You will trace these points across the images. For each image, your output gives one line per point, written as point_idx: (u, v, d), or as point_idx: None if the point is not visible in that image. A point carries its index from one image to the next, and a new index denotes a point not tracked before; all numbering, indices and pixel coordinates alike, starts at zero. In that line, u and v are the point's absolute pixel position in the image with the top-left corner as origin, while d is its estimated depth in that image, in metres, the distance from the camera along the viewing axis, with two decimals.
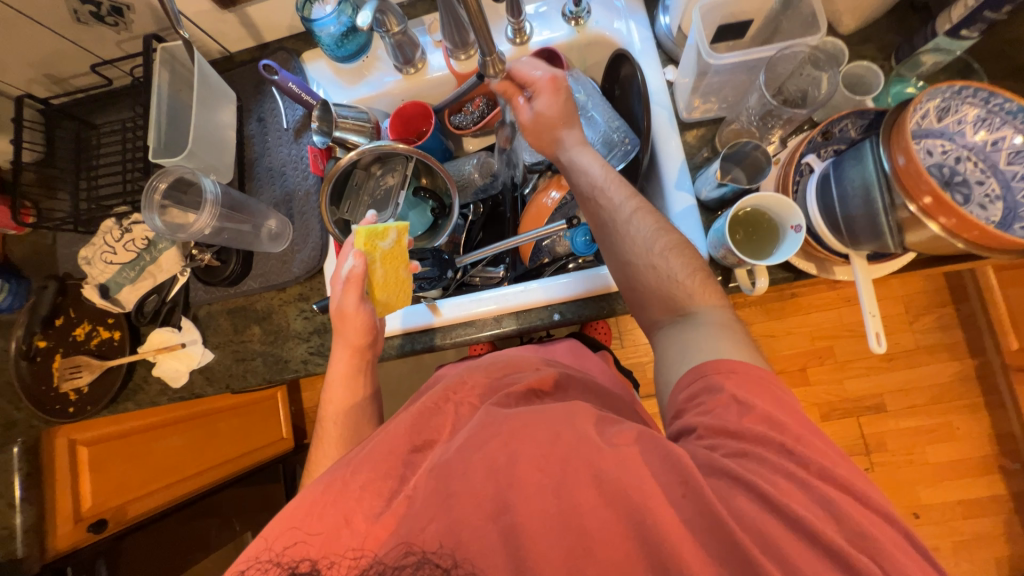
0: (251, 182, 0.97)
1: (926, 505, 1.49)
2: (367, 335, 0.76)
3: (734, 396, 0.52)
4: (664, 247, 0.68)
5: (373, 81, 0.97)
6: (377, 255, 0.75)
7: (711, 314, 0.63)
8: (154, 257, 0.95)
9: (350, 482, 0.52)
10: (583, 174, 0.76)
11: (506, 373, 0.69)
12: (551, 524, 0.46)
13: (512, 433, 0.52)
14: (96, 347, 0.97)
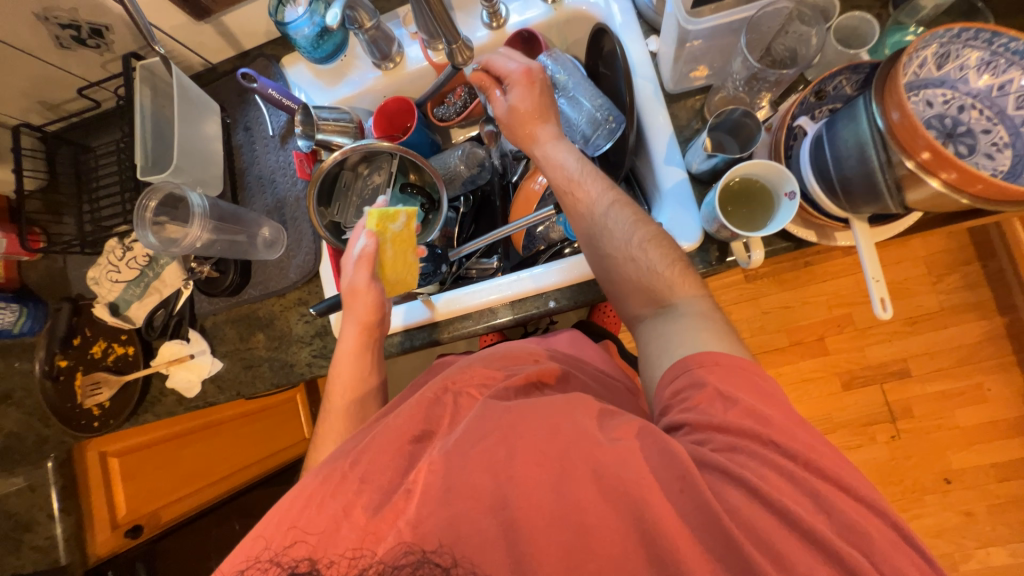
0: (243, 192, 0.99)
1: (957, 470, 1.45)
2: (377, 314, 0.77)
3: (718, 390, 0.51)
4: (642, 239, 0.67)
5: (353, 79, 0.96)
6: (388, 236, 0.76)
7: (690, 304, 0.62)
8: (157, 272, 0.98)
9: (347, 481, 0.52)
10: (559, 167, 0.74)
11: (506, 365, 0.67)
12: (552, 521, 0.46)
13: (507, 429, 0.51)
14: (113, 363, 1.00)
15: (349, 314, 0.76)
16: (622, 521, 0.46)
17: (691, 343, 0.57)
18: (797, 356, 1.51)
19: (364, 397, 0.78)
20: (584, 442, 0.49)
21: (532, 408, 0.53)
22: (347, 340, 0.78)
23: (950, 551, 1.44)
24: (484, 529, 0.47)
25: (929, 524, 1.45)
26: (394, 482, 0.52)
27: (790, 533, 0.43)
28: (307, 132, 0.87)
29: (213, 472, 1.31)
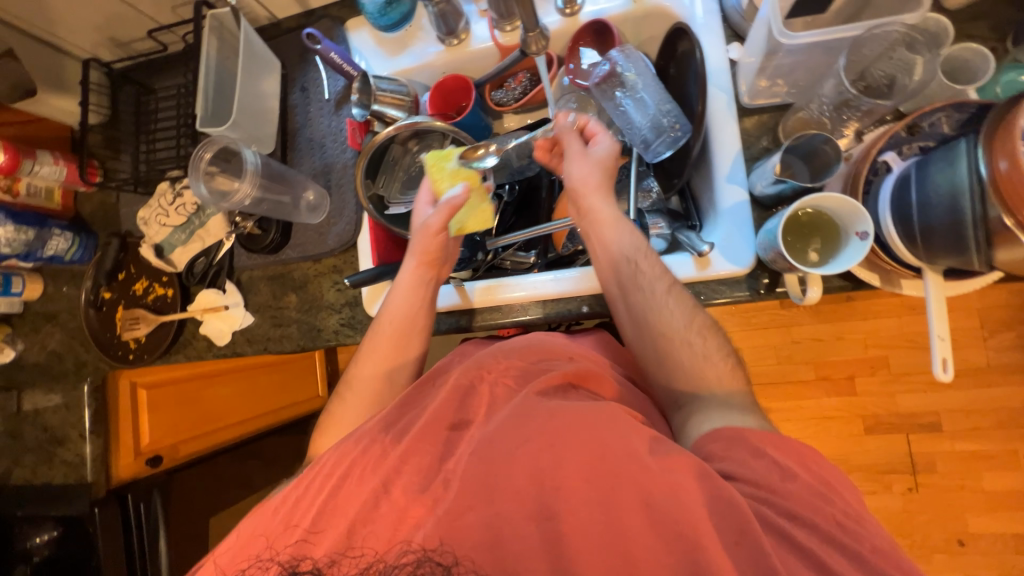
0: (292, 152, 0.99)
1: (974, 535, 1.38)
2: (442, 249, 0.79)
3: (777, 463, 0.51)
4: (700, 325, 0.66)
5: (417, 51, 0.93)
6: (472, 188, 0.80)
7: (739, 401, 0.61)
8: (202, 221, 1.00)
9: (382, 461, 0.54)
10: (624, 235, 0.72)
11: (538, 360, 0.66)
12: (595, 542, 0.46)
13: (546, 436, 0.51)
14: (153, 303, 1.04)
15: (416, 240, 0.79)
16: (654, 547, 0.45)
17: (728, 419, 0.58)
18: (824, 394, 1.45)
19: (415, 319, 0.78)
20: (627, 459, 0.48)
21: (573, 414, 0.52)
22: (406, 271, 0.79)
23: None
24: (513, 531, 0.47)
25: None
26: (426, 470, 0.53)
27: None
28: (361, 100, 0.88)
29: (227, 417, 1.33)
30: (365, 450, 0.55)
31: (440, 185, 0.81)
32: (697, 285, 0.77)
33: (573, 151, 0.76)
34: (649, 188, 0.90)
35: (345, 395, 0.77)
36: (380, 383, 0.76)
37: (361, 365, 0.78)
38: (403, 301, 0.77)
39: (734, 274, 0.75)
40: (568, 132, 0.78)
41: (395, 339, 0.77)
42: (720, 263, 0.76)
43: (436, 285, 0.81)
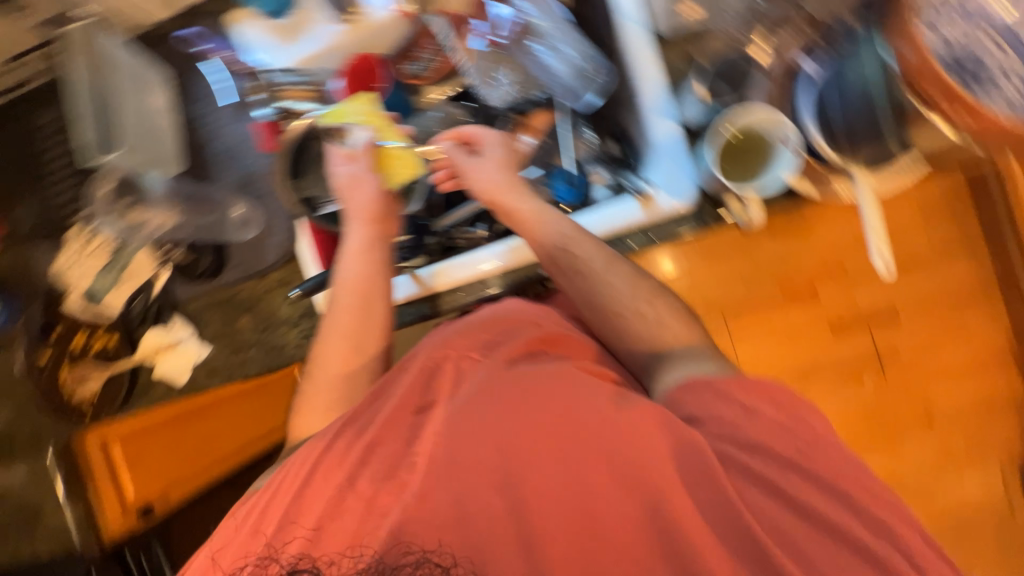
0: (206, 168, 0.92)
1: None
2: (385, 206, 0.76)
3: (744, 406, 0.54)
4: (647, 293, 0.67)
5: (316, 33, 0.84)
6: (378, 122, 0.82)
7: (705, 344, 0.64)
8: (126, 261, 0.90)
9: (344, 456, 0.51)
10: (549, 224, 0.72)
11: (501, 329, 0.64)
12: (563, 505, 0.46)
13: (512, 403, 0.50)
14: (96, 355, 0.96)
15: (353, 198, 0.76)
16: (624, 494, 0.47)
17: (698, 365, 0.60)
18: None
19: (372, 284, 0.70)
20: (594, 416, 0.49)
21: (538, 378, 0.52)
22: (353, 235, 0.73)
23: None
24: (487, 505, 0.46)
25: None
26: (390, 456, 0.51)
27: (771, 505, 0.48)
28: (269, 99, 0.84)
29: (217, 448, 1.03)
30: (327, 446, 0.53)
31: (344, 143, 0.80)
32: (647, 226, 0.78)
33: (467, 164, 0.79)
34: (584, 136, 0.86)
35: (313, 374, 0.68)
36: (348, 358, 0.67)
37: (324, 341, 0.68)
38: (357, 267, 0.70)
39: (682, 208, 0.75)
40: (452, 150, 0.81)
41: (354, 309, 0.68)
42: (665, 199, 0.75)
43: (388, 245, 0.74)
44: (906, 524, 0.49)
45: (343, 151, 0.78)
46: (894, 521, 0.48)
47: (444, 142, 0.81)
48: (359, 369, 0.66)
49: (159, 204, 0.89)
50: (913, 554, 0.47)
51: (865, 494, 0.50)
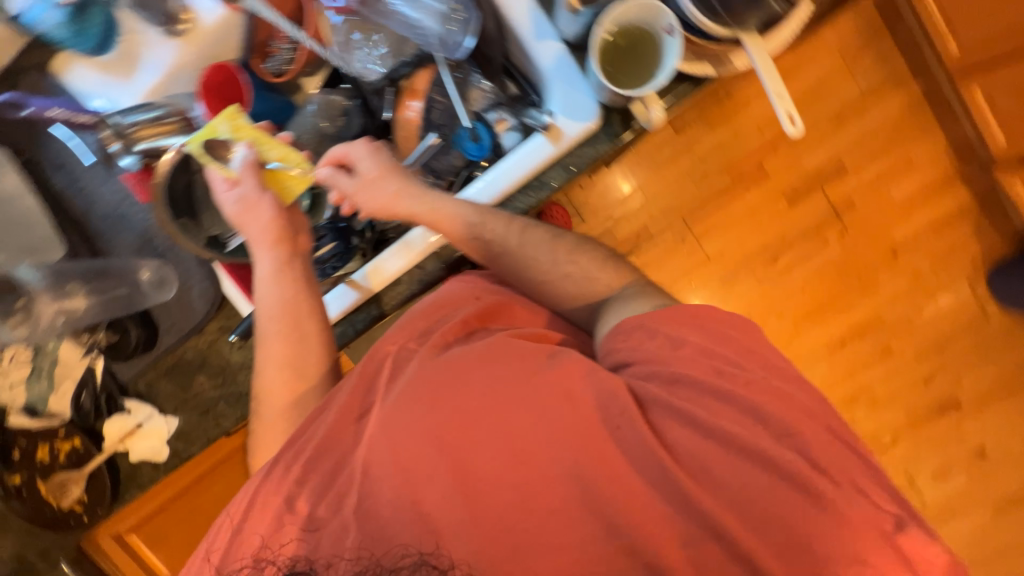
0: (98, 240, 0.85)
1: (902, 242, 1.60)
2: (286, 223, 0.71)
3: (667, 336, 0.59)
4: (567, 253, 0.71)
5: (152, 59, 0.78)
6: (254, 135, 0.72)
7: (631, 286, 0.69)
8: (50, 359, 0.85)
9: (287, 476, 0.54)
10: (453, 218, 0.71)
11: (439, 314, 0.65)
12: (533, 486, 0.51)
13: (436, 391, 0.54)
14: (67, 459, 0.93)
15: (251, 224, 0.70)
16: (556, 452, 0.51)
17: (632, 309, 0.65)
18: (742, 191, 1.57)
19: (296, 304, 0.68)
20: (517, 398, 0.53)
21: (467, 364, 0.56)
22: (262, 262, 0.69)
23: (905, 313, 1.63)
24: (431, 497, 0.50)
25: (882, 301, 1.63)
26: (329, 472, 0.53)
27: (706, 434, 0.53)
28: (123, 142, 0.74)
29: None
30: (265, 476, 0.55)
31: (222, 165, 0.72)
32: (562, 158, 0.75)
33: (351, 186, 0.75)
34: (477, 84, 0.81)
35: (263, 410, 0.67)
36: (291, 382, 0.66)
37: (263, 375, 0.67)
38: (275, 293, 0.68)
39: (589, 130, 0.72)
40: (334, 174, 0.76)
41: (284, 335, 0.67)
42: (570, 126, 0.73)
43: (301, 258, 0.71)
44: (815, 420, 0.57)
45: (224, 177, 0.71)
46: (804, 429, 0.52)
47: (324, 172, 0.76)
48: (304, 391, 0.66)
49: (48, 299, 0.82)
50: (829, 464, 0.50)
51: (778, 405, 0.53)
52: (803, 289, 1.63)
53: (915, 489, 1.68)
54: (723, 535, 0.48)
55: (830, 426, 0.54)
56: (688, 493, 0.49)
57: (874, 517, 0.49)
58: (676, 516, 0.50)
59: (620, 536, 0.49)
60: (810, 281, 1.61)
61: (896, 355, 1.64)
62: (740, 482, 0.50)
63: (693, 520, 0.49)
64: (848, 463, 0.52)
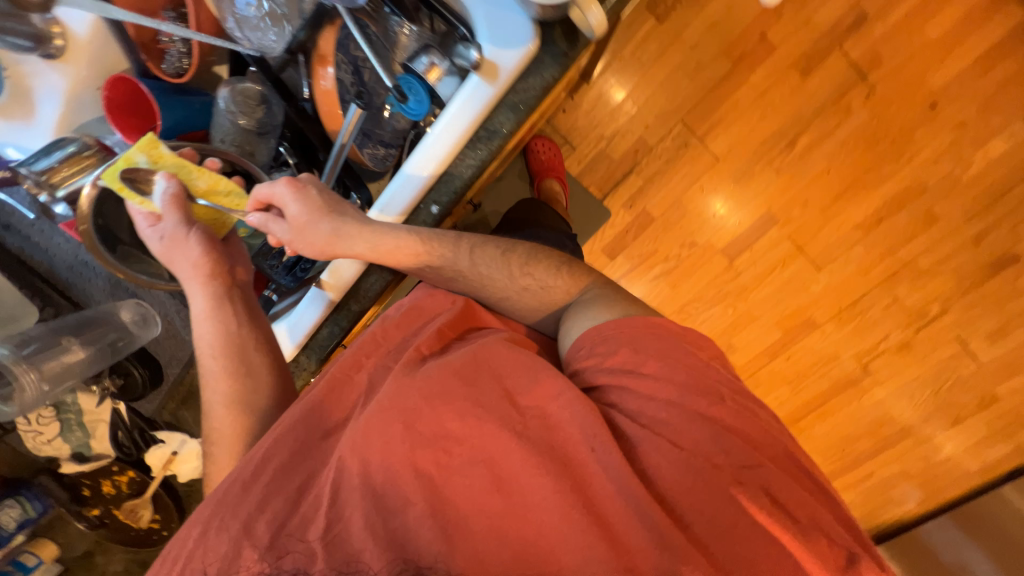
0: (74, 291, 0.88)
1: (941, 89, 1.38)
2: (219, 258, 0.69)
3: (629, 349, 0.65)
4: (521, 266, 0.76)
5: (45, 92, 0.81)
6: (178, 163, 0.68)
7: (589, 289, 0.76)
8: (76, 409, 0.87)
9: (246, 496, 0.56)
10: (397, 250, 0.72)
11: (411, 328, 0.73)
12: (510, 512, 0.55)
13: (408, 413, 0.59)
14: (129, 490, 1.04)
15: (179, 261, 0.68)
16: (535, 474, 0.56)
17: (595, 316, 0.71)
18: (747, 71, 1.41)
19: (241, 342, 0.70)
20: (493, 420, 0.59)
21: (442, 385, 0.60)
22: (195, 299, 0.69)
23: (951, 170, 1.44)
24: (406, 520, 0.55)
25: (920, 163, 1.44)
26: (293, 495, 0.57)
27: (669, 448, 0.58)
28: (47, 191, 0.70)
29: None
30: (219, 498, 0.57)
31: (142, 198, 0.67)
32: (504, 98, 0.68)
33: (287, 232, 0.70)
34: (400, 30, 0.74)
35: (214, 450, 0.68)
36: (238, 419, 0.67)
37: (213, 417, 0.68)
38: (210, 330, 0.69)
39: (528, 55, 0.65)
40: (265, 219, 0.71)
41: (230, 373, 0.69)
42: (505, 57, 0.65)
43: (240, 291, 0.73)
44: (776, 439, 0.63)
45: (146, 211, 0.68)
46: (765, 462, 0.58)
47: (250, 218, 0.70)
48: (252, 425, 0.67)
49: (23, 367, 0.81)
50: (781, 492, 0.58)
51: (744, 441, 0.59)
52: (826, 168, 1.47)
53: (968, 352, 1.59)
54: (674, 550, 0.53)
55: (784, 451, 0.62)
56: (644, 499, 0.54)
57: (823, 552, 0.57)
58: (635, 520, 0.54)
59: (599, 520, 0.55)
60: (832, 163, 1.47)
61: (942, 219, 1.48)
62: (701, 513, 0.55)
63: (654, 534, 0.53)
64: (809, 500, 0.59)
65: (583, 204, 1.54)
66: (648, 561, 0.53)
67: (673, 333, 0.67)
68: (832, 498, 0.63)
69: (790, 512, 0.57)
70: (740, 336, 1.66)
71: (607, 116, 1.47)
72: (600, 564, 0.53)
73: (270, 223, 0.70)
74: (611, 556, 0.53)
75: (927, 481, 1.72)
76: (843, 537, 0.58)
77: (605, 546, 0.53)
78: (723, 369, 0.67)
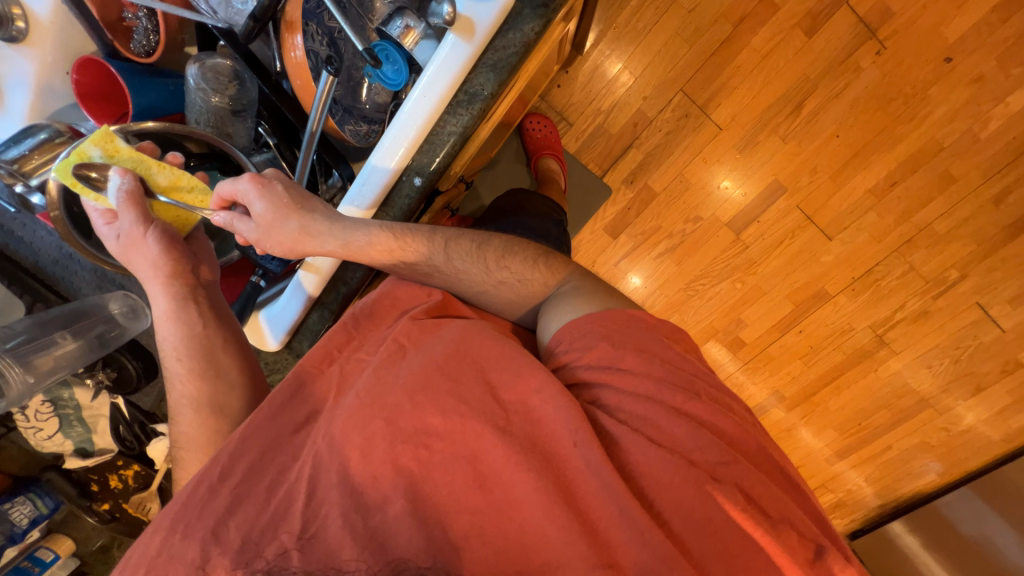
0: (61, 285, 0.88)
1: (957, 43, 1.30)
2: (181, 256, 0.70)
3: (606, 340, 0.67)
4: (497, 261, 0.76)
5: (12, 79, 0.83)
6: (135, 158, 0.67)
7: (569, 280, 0.77)
8: (73, 404, 0.89)
9: (214, 498, 0.58)
10: (368, 247, 0.71)
11: (388, 321, 0.73)
12: (493, 502, 0.57)
13: (389, 410, 0.59)
14: (136, 483, 1.06)
15: (139, 261, 0.69)
16: (518, 470, 0.57)
17: (575, 307, 0.72)
18: (749, 33, 1.34)
19: (208, 342, 0.70)
20: (477, 417, 0.59)
21: (424, 381, 0.61)
22: (156, 301, 0.70)
23: (967, 128, 1.37)
24: (385, 517, 0.56)
25: (933, 123, 1.37)
26: (263, 494, 0.58)
27: (645, 444, 0.60)
28: (21, 181, 0.70)
29: None
30: (183, 501, 0.58)
31: (97, 194, 0.66)
32: (481, 58, 0.67)
33: (253, 231, 0.69)
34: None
35: (184, 455, 0.68)
36: (207, 420, 0.67)
37: (181, 418, 0.68)
38: (173, 332, 0.69)
39: (503, 10, 0.64)
40: (231, 219, 0.70)
41: (196, 374, 0.68)
42: (478, 12, 0.64)
43: (205, 291, 0.73)
44: (750, 434, 0.65)
45: (102, 207, 0.68)
46: (740, 459, 0.61)
47: (214, 220, 0.70)
48: (223, 427, 0.67)
49: (8, 361, 0.78)
50: (754, 489, 0.60)
51: (720, 441, 0.62)
52: (835, 131, 1.41)
53: (990, 318, 1.52)
54: (648, 540, 0.54)
55: (757, 444, 0.65)
56: (620, 490, 0.56)
57: (791, 545, 0.59)
58: (614, 506, 0.56)
59: (578, 513, 0.56)
60: (840, 128, 1.40)
61: (960, 180, 1.41)
62: (682, 507, 0.57)
63: (626, 520, 0.55)
64: (780, 496, 0.61)
65: (581, 180, 1.50)
66: (625, 550, 0.55)
67: (649, 326, 0.71)
68: (803, 494, 0.66)
69: (763, 507, 0.59)
70: (749, 311, 1.62)
71: (595, 86, 1.42)
72: (582, 562, 0.54)
73: (236, 221, 0.69)
74: (583, 546, 0.55)
75: (948, 453, 1.66)
76: (813, 531, 0.61)
77: (584, 540, 0.55)
78: (696, 362, 0.71)
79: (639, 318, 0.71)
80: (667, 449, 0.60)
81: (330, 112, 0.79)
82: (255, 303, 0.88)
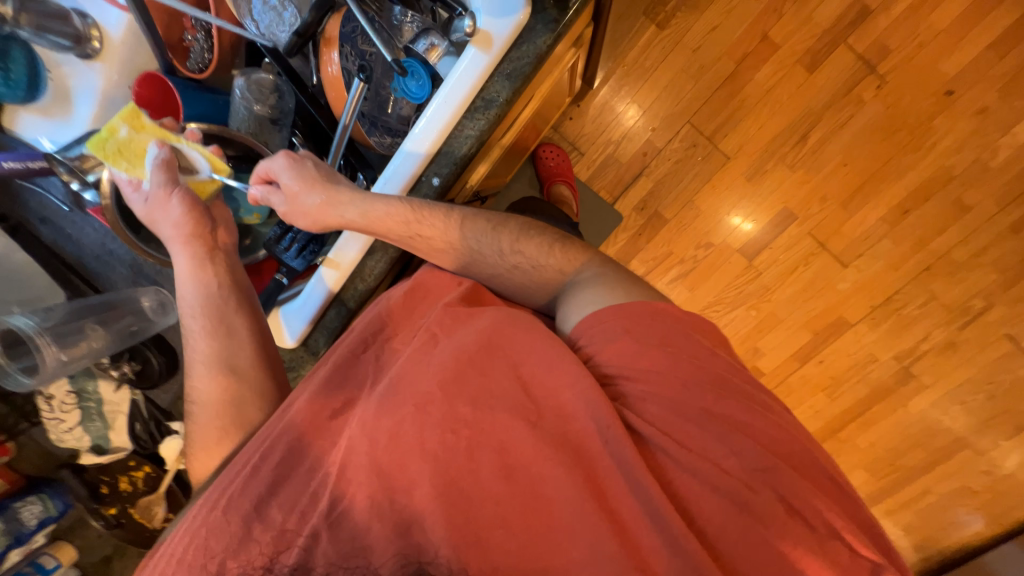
0: (99, 281, 0.98)
1: (957, 76, 1.35)
2: (200, 217, 0.75)
3: (631, 334, 0.67)
4: (512, 243, 0.78)
5: (82, 92, 0.94)
6: (159, 133, 0.77)
7: (586, 269, 0.77)
8: (97, 396, 0.92)
9: (255, 478, 0.60)
10: (384, 217, 0.75)
11: (424, 305, 0.74)
12: (518, 496, 0.56)
13: (421, 398, 0.60)
14: (144, 485, 1.07)
15: (162, 221, 0.75)
16: (546, 461, 0.56)
17: (595, 298, 0.72)
18: (752, 70, 1.42)
19: (234, 307, 0.74)
20: (507, 408, 0.60)
21: (455, 371, 0.62)
22: (178, 259, 0.75)
23: (976, 157, 1.39)
24: (411, 506, 0.56)
25: (941, 153, 1.40)
26: (302, 479, 0.60)
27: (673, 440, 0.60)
28: (79, 176, 0.78)
29: None
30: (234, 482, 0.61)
31: (130, 166, 0.75)
32: (498, 68, 0.73)
33: (284, 203, 0.78)
34: (403, 20, 0.80)
35: (195, 412, 0.70)
36: (250, 404, 0.70)
37: (196, 379, 0.71)
38: (192, 291, 0.74)
39: (519, 26, 0.70)
40: (267, 193, 0.79)
41: (210, 332, 0.72)
42: (496, 28, 0.71)
43: (222, 254, 0.78)
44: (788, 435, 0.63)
45: (131, 177, 0.75)
46: (777, 464, 0.58)
47: (250, 193, 0.80)
48: (245, 396, 0.70)
49: (47, 339, 0.85)
50: (794, 494, 0.57)
51: (754, 443, 0.60)
52: (842, 161, 1.44)
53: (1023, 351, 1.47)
54: (680, 539, 0.52)
55: (803, 453, 0.62)
56: (653, 485, 0.54)
57: (826, 549, 0.56)
58: (644, 504, 0.54)
59: (607, 510, 0.55)
60: (844, 156, 1.44)
61: (973, 209, 1.41)
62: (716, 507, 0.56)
63: (657, 517, 0.54)
64: (821, 500, 0.59)
65: (596, 204, 1.55)
66: (656, 551, 0.53)
67: (676, 320, 0.69)
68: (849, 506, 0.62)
69: (796, 510, 0.57)
70: (766, 339, 1.59)
71: (605, 116, 1.50)
72: (613, 562, 0.52)
73: (274, 194, 0.78)
74: (613, 547, 0.53)
75: (991, 499, 1.56)
76: (854, 542, 0.58)
77: (614, 538, 0.53)
78: (725, 358, 0.69)
79: (665, 314, 0.70)
80: (698, 449, 0.59)
81: (359, 123, 0.87)
82: (275, 300, 0.91)
